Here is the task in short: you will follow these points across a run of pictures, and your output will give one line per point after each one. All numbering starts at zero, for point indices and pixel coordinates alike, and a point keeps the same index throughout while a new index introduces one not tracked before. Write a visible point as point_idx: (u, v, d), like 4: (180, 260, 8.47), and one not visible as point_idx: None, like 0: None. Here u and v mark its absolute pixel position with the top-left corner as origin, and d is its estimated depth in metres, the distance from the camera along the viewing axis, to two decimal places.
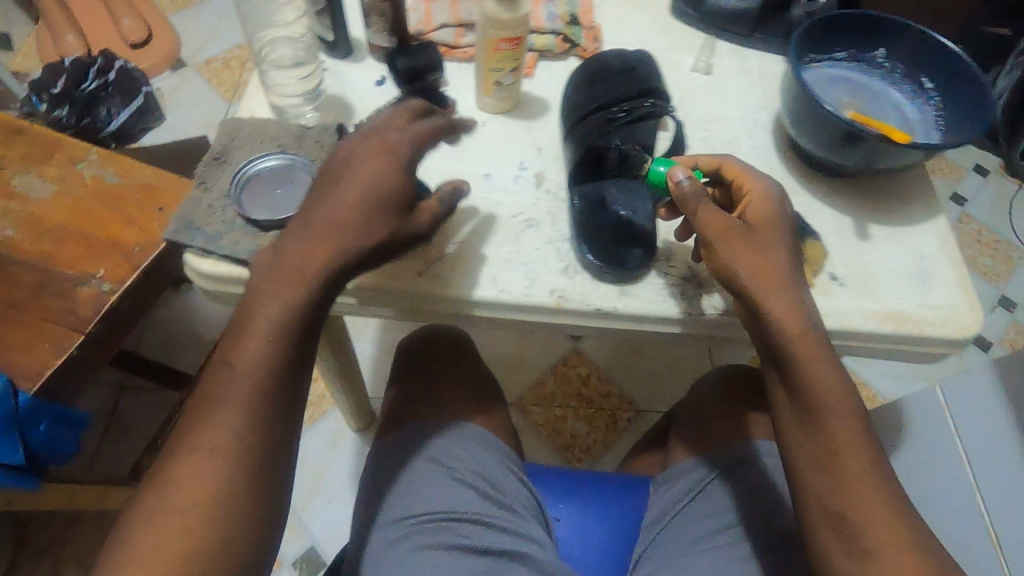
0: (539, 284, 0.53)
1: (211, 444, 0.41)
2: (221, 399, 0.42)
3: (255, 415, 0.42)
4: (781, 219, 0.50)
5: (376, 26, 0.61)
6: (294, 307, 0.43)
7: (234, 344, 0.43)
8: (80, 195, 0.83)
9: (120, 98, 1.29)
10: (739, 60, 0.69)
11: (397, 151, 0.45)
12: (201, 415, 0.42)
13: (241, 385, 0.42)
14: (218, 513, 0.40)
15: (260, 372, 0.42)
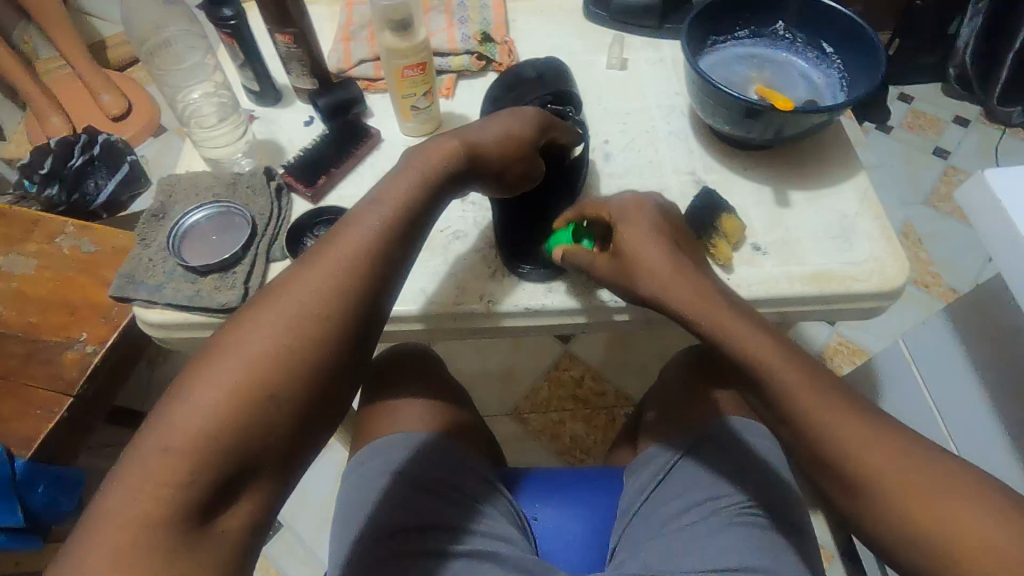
0: (469, 291, 0.56)
1: (272, 347, 0.39)
2: (295, 305, 0.41)
3: (330, 335, 0.41)
4: (650, 239, 0.50)
5: (297, 72, 0.64)
6: (381, 237, 0.45)
7: (319, 264, 0.43)
8: (60, 266, 0.87)
9: (106, 170, 1.30)
10: (652, 52, 0.71)
11: (548, 123, 0.55)
12: (263, 315, 0.40)
13: (318, 299, 0.41)
14: (256, 406, 0.37)
15: (341, 291, 0.42)
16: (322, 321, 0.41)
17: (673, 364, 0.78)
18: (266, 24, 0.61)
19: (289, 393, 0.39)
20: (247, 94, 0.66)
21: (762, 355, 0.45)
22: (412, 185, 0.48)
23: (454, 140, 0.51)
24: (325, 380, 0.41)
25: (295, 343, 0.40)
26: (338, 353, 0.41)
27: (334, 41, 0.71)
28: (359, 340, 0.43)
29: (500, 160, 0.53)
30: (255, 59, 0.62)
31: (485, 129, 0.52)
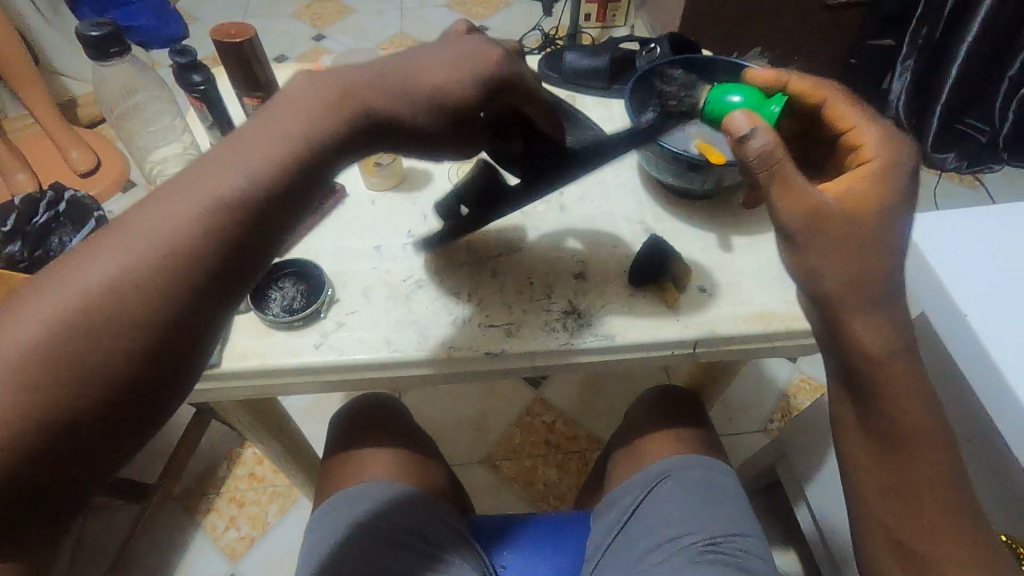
0: (430, 338, 0.57)
1: (93, 298, 0.34)
2: (131, 249, 0.35)
3: (168, 286, 0.35)
4: (887, 205, 0.44)
5: None
6: (255, 169, 0.38)
7: (168, 208, 0.36)
8: None
9: (72, 225, 1.29)
10: (603, 110, 0.76)
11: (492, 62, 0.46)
12: (86, 262, 0.35)
13: (152, 252, 0.35)
14: (56, 378, 0.32)
15: (194, 231, 0.36)
16: (163, 269, 0.35)
17: (637, 405, 0.80)
18: (235, 88, 0.64)
19: (109, 352, 0.34)
20: None
21: (895, 415, 0.44)
22: (304, 115, 0.41)
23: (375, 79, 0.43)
24: (164, 341, 0.35)
25: (121, 294, 0.34)
26: (178, 302, 0.36)
27: None
28: (215, 283, 0.37)
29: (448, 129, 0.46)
30: (223, 121, 0.65)
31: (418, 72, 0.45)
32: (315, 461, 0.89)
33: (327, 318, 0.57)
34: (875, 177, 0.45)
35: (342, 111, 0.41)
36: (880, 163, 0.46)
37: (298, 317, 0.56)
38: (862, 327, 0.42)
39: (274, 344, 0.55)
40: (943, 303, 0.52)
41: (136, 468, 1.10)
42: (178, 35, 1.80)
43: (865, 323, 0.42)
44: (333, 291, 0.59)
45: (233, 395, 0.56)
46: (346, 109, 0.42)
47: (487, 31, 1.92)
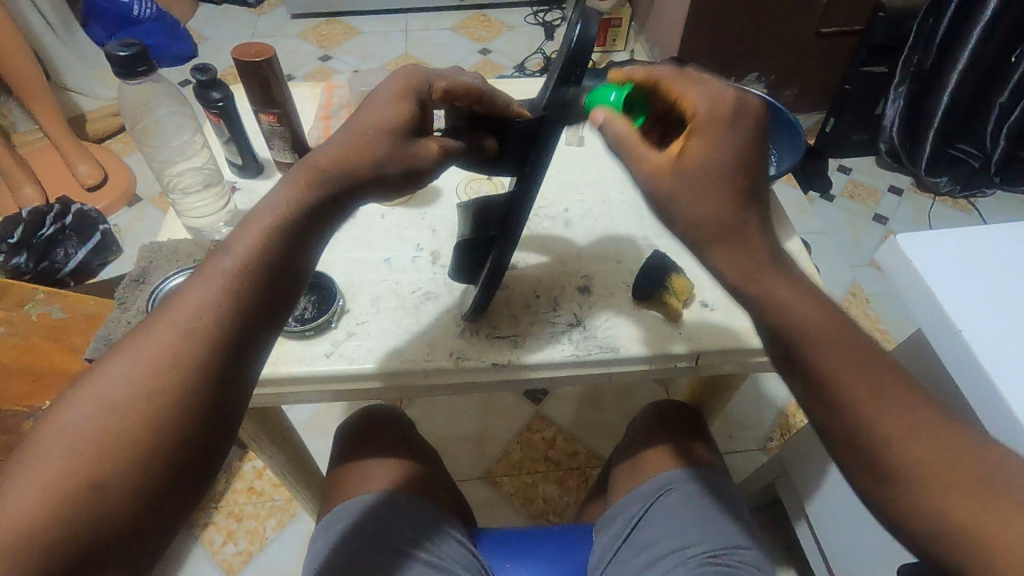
0: (438, 348, 0.58)
1: (128, 395, 0.34)
2: (154, 344, 0.36)
3: (196, 369, 0.36)
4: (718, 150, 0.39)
5: (279, 147, 0.69)
6: (256, 250, 0.39)
7: (189, 298, 0.37)
8: (27, 333, 0.87)
9: (77, 238, 1.30)
10: None
11: (411, 84, 0.48)
12: (119, 363, 0.35)
13: (182, 345, 0.36)
14: (106, 474, 0.33)
15: (213, 319, 0.37)
16: (190, 356, 0.36)
17: (639, 419, 0.81)
18: (252, 105, 0.66)
19: (150, 440, 0.34)
20: (230, 168, 0.70)
21: (835, 366, 0.39)
22: (287, 195, 0.41)
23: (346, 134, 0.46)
24: (200, 421, 0.36)
25: (160, 386, 0.35)
26: (212, 385, 0.36)
27: (314, 120, 0.76)
28: (243, 363, 0.38)
29: (389, 140, 0.46)
30: (239, 136, 0.66)
31: (361, 115, 0.47)
32: (317, 473, 0.89)
33: (338, 327, 0.59)
34: (705, 128, 0.40)
35: (323, 186, 0.42)
36: (702, 115, 0.40)
37: (308, 326, 0.57)
38: (722, 259, 0.41)
39: (285, 352, 0.57)
40: (938, 320, 0.54)
41: None
42: (187, 54, 1.84)
43: (732, 261, 0.40)
44: (344, 302, 0.60)
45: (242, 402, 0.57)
46: (325, 185, 0.43)
47: (490, 54, 1.97)
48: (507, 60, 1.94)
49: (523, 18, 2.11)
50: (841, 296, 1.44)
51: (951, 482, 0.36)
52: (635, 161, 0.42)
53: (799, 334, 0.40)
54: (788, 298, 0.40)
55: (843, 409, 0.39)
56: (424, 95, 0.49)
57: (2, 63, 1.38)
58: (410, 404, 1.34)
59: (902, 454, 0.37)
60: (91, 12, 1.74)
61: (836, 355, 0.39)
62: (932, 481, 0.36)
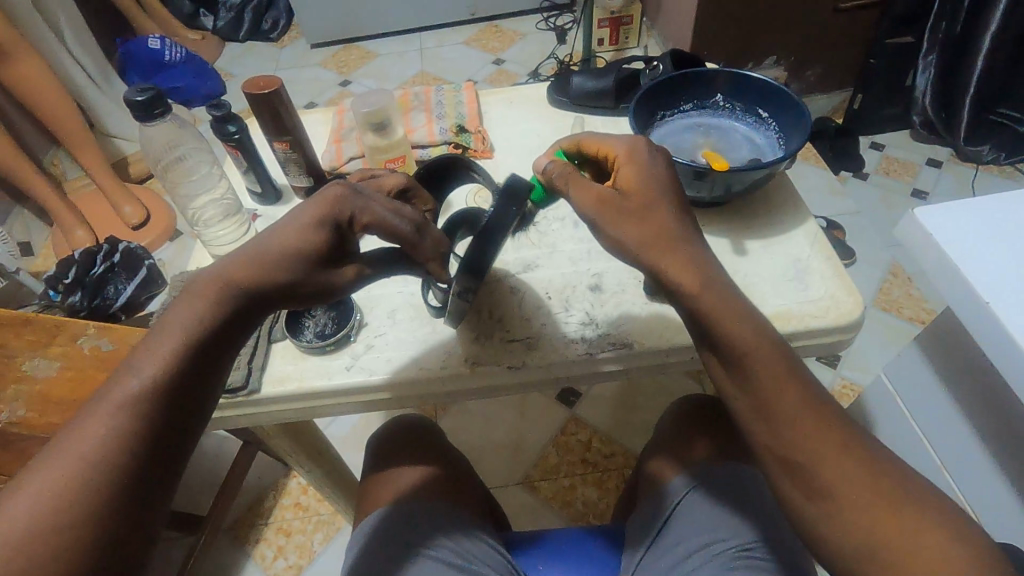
0: (454, 354, 0.59)
1: (43, 514, 0.35)
2: (62, 468, 0.37)
3: (105, 489, 0.37)
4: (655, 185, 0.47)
5: (294, 172, 0.72)
6: (163, 368, 0.41)
7: (104, 411, 0.39)
8: (81, 365, 0.93)
9: (125, 275, 1.37)
10: (611, 129, 0.79)
11: (334, 206, 0.46)
12: (32, 484, 0.36)
13: (94, 456, 0.37)
14: None
15: (122, 439, 0.38)
16: (99, 477, 0.37)
17: (667, 416, 0.80)
18: (267, 135, 0.69)
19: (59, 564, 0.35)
20: (252, 196, 0.73)
21: (774, 385, 0.44)
22: (193, 315, 0.43)
23: (259, 247, 0.45)
24: (121, 528, 0.37)
25: (77, 499, 0.36)
26: (132, 492, 0.38)
27: (327, 144, 0.79)
28: (163, 467, 0.40)
29: (313, 260, 0.45)
30: (257, 165, 0.70)
31: (270, 237, 0.45)
32: (354, 484, 0.91)
33: (357, 341, 0.61)
34: (630, 161, 0.48)
35: (230, 297, 0.43)
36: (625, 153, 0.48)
37: (330, 341, 0.59)
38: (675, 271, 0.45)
39: (310, 367, 0.59)
40: (966, 296, 0.52)
41: (187, 500, 1.15)
42: (216, 92, 1.92)
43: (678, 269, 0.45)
44: (362, 316, 0.63)
45: (264, 415, 0.59)
46: (231, 299, 0.44)
47: (504, 64, 2.00)
48: (520, 68, 1.97)
49: (534, 25, 2.13)
50: (879, 278, 1.38)
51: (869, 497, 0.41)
52: (580, 191, 0.48)
53: (736, 353, 0.45)
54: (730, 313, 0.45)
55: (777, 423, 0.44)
56: (344, 221, 0.46)
57: (53, 117, 1.49)
58: (445, 414, 1.36)
59: (831, 470, 0.42)
60: (127, 61, 1.86)
61: (776, 371, 0.44)
62: (853, 494, 0.41)
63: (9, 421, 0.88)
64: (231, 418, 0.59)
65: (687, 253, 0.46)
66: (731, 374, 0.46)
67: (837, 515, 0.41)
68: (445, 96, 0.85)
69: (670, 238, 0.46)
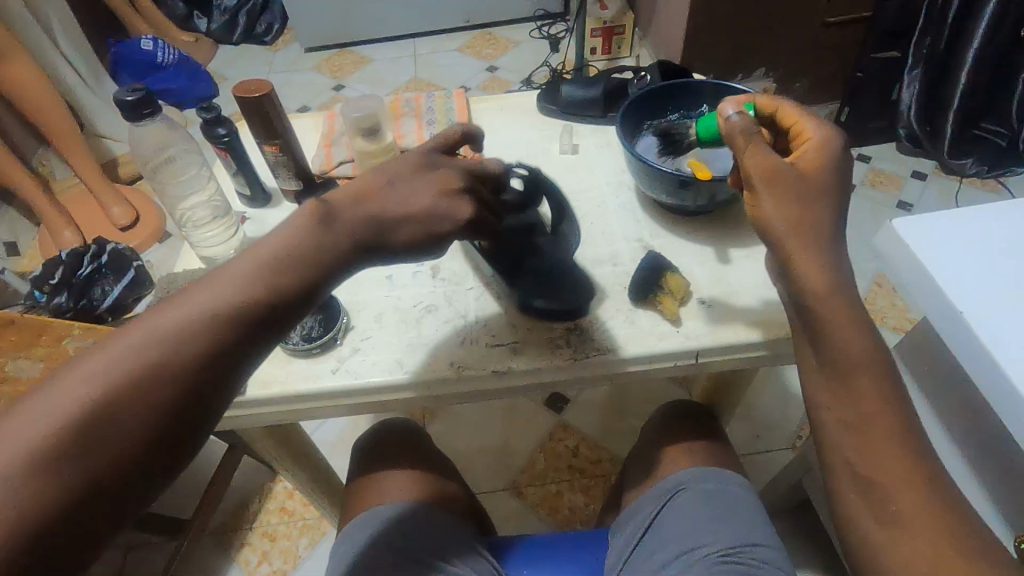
0: (440, 358, 0.59)
1: (139, 356, 0.37)
2: (167, 318, 0.39)
3: (96, 446, 0.35)
4: (834, 167, 0.47)
5: (284, 176, 0.72)
6: (188, 334, 0.38)
7: (215, 279, 0.41)
8: (66, 367, 0.92)
9: (112, 276, 1.36)
10: (600, 137, 0.80)
11: (449, 183, 0.49)
12: (140, 330, 0.38)
13: (196, 316, 0.39)
14: (98, 422, 0.35)
15: (122, 396, 0.36)
16: (88, 433, 0.35)
17: (651, 422, 0.81)
18: (256, 138, 0.69)
19: (25, 520, 0.32)
20: (240, 199, 0.74)
21: (844, 345, 0.44)
22: (230, 289, 0.41)
23: (372, 214, 0.47)
24: (196, 388, 0.38)
25: (169, 349, 0.38)
26: (213, 359, 0.39)
27: (317, 148, 0.80)
28: (245, 347, 0.41)
29: (431, 236, 0.48)
30: (246, 168, 0.70)
31: (395, 205, 0.47)
32: (339, 488, 0.91)
33: (344, 344, 0.61)
34: (814, 150, 0.48)
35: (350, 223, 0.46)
36: (815, 140, 0.48)
37: (316, 343, 0.59)
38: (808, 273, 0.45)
39: (295, 369, 0.59)
40: (940, 305, 0.53)
41: (171, 504, 1.14)
42: (208, 95, 1.92)
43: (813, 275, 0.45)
44: (350, 319, 0.63)
45: (249, 418, 0.59)
46: (282, 279, 0.42)
47: (498, 71, 2.01)
48: (514, 75, 1.98)
49: (528, 33, 2.14)
50: (865, 287, 1.40)
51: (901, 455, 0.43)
52: (755, 155, 0.47)
53: (844, 360, 0.44)
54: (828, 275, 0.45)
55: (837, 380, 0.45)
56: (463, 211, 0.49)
57: (44, 118, 1.48)
58: (433, 419, 1.36)
59: (873, 426, 0.43)
60: (119, 63, 1.85)
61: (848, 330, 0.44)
62: (888, 452, 0.43)
63: None
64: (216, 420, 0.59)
65: (824, 257, 0.45)
66: (822, 363, 0.46)
67: (866, 467, 0.43)
68: (436, 103, 0.86)
69: (819, 222, 0.46)
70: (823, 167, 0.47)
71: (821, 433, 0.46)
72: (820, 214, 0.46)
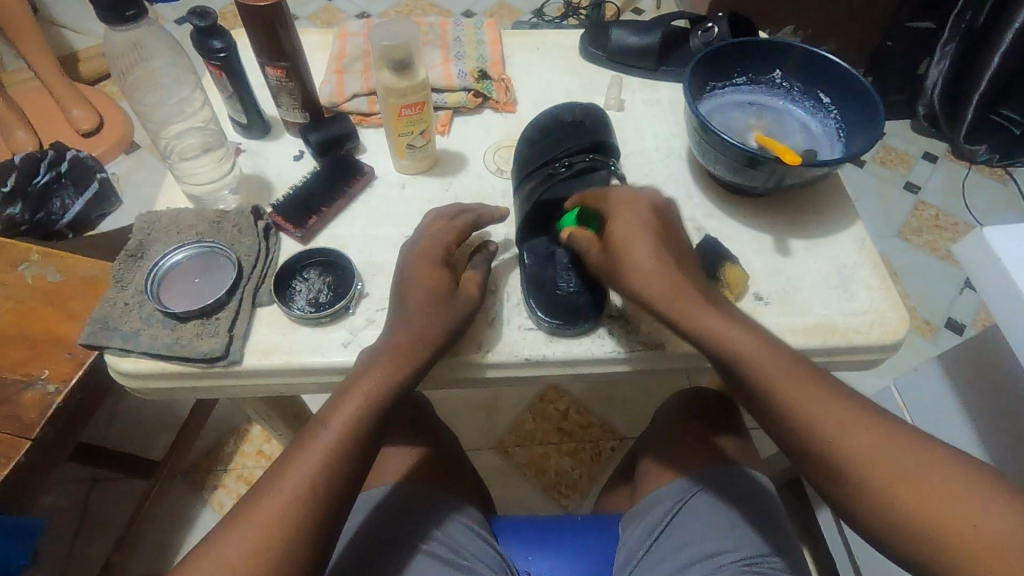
0: (468, 339, 0.53)
1: (389, 375, 0.47)
2: (401, 341, 0.48)
3: (301, 539, 0.41)
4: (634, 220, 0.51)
5: (287, 105, 0.62)
6: (357, 422, 0.45)
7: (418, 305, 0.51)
8: (22, 297, 0.83)
9: (73, 188, 1.23)
10: (649, 94, 0.71)
11: (432, 251, 0.52)
12: (383, 355, 0.48)
13: (419, 338, 0.49)
14: (368, 427, 0.46)
15: (316, 495, 0.42)
16: (308, 512, 0.42)
17: (665, 409, 0.77)
18: (258, 56, 0.58)
19: (301, 547, 0.41)
20: (234, 127, 0.64)
21: (816, 414, 0.43)
22: (375, 383, 0.47)
23: (431, 249, 0.53)
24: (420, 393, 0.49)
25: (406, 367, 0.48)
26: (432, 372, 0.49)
27: (326, 74, 0.69)
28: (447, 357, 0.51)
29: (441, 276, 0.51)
30: (243, 92, 0.59)
31: (422, 245, 0.54)
32: None
33: (356, 313, 0.53)
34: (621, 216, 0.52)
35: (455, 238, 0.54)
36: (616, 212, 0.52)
37: (327, 310, 0.52)
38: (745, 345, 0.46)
39: (301, 339, 0.51)
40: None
41: (140, 443, 1.08)
42: None
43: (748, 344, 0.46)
44: (363, 284, 0.55)
45: (245, 389, 0.52)
46: (418, 355, 0.48)
47: None
48: (525, 5, 1.81)
49: None
50: None
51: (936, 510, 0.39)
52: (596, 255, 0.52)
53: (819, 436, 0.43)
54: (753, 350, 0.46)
55: (827, 458, 0.43)
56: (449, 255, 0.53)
57: None
58: None
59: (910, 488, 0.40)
60: None
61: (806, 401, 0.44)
62: (926, 509, 0.39)
63: None
64: (205, 388, 0.51)
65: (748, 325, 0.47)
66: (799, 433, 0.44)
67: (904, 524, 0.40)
68: (464, 32, 0.74)
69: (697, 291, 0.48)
70: (626, 227, 0.51)
71: (844, 491, 0.42)
72: (684, 282, 0.49)
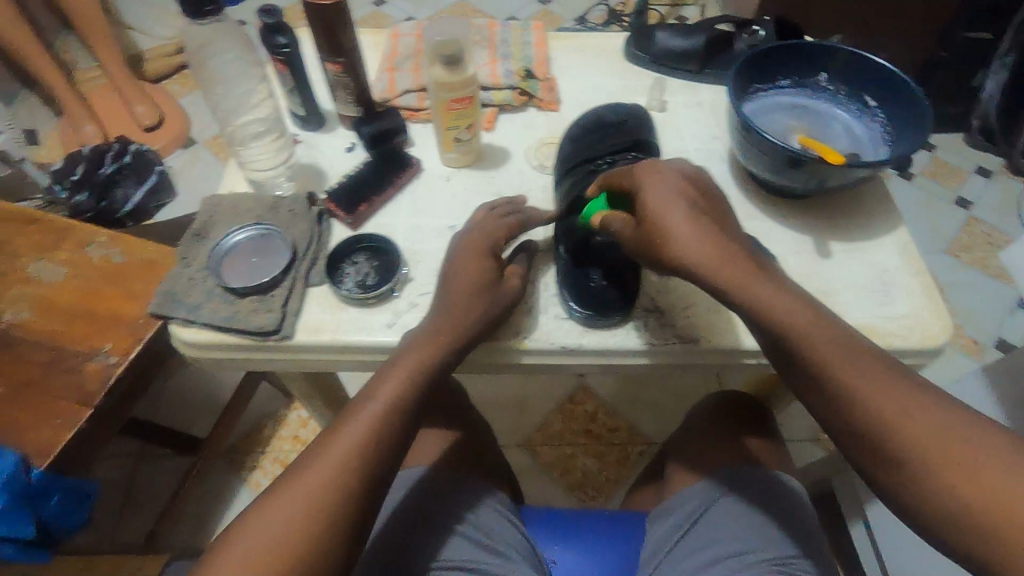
0: (507, 325, 0.55)
1: (427, 357, 0.49)
2: (441, 326, 0.50)
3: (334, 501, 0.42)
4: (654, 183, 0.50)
5: (342, 99, 0.65)
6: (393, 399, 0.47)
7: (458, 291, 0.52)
8: (89, 275, 0.88)
9: (134, 179, 1.31)
10: (691, 96, 0.72)
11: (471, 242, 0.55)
12: (423, 339, 0.50)
13: (460, 323, 0.51)
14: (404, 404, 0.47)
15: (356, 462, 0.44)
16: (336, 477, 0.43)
17: (698, 409, 0.77)
18: (318, 52, 0.62)
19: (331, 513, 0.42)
20: (293, 120, 0.68)
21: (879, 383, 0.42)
22: (416, 361, 0.49)
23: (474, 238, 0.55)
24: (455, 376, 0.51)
25: (444, 350, 0.50)
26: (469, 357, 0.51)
27: (379, 71, 0.72)
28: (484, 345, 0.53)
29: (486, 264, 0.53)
30: (302, 85, 0.63)
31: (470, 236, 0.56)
32: None
33: (401, 297, 0.56)
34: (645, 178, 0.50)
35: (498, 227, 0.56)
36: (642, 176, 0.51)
37: (374, 293, 0.54)
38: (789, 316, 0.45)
39: (349, 318, 0.54)
40: None
41: (185, 421, 1.13)
42: None
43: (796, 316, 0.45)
44: (408, 269, 0.58)
45: (297, 364, 0.55)
46: (456, 339, 0.50)
47: (550, 4, 1.85)
48: (567, 12, 1.83)
49: None
50: None
51: (990, 496, 0.36)
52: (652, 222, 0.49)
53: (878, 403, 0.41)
54: (792, 309, 0.45)
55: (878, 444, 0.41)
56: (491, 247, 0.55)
57: None
58: None
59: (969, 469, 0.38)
60: None
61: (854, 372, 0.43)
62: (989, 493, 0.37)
63: (9, 324, 0.84)
64: (258, 362, 0.55)
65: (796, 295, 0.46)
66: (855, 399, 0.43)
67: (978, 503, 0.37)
68: (512, 33, 0.77)
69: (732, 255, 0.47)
70: (662, 191, 0.49)
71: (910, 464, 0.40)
72: (726, 247, 0.48)
